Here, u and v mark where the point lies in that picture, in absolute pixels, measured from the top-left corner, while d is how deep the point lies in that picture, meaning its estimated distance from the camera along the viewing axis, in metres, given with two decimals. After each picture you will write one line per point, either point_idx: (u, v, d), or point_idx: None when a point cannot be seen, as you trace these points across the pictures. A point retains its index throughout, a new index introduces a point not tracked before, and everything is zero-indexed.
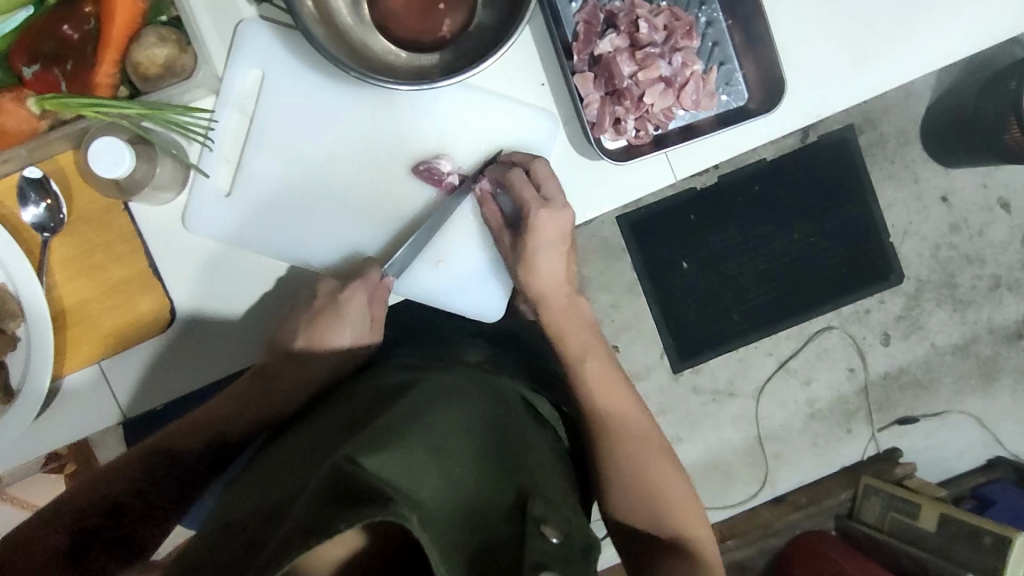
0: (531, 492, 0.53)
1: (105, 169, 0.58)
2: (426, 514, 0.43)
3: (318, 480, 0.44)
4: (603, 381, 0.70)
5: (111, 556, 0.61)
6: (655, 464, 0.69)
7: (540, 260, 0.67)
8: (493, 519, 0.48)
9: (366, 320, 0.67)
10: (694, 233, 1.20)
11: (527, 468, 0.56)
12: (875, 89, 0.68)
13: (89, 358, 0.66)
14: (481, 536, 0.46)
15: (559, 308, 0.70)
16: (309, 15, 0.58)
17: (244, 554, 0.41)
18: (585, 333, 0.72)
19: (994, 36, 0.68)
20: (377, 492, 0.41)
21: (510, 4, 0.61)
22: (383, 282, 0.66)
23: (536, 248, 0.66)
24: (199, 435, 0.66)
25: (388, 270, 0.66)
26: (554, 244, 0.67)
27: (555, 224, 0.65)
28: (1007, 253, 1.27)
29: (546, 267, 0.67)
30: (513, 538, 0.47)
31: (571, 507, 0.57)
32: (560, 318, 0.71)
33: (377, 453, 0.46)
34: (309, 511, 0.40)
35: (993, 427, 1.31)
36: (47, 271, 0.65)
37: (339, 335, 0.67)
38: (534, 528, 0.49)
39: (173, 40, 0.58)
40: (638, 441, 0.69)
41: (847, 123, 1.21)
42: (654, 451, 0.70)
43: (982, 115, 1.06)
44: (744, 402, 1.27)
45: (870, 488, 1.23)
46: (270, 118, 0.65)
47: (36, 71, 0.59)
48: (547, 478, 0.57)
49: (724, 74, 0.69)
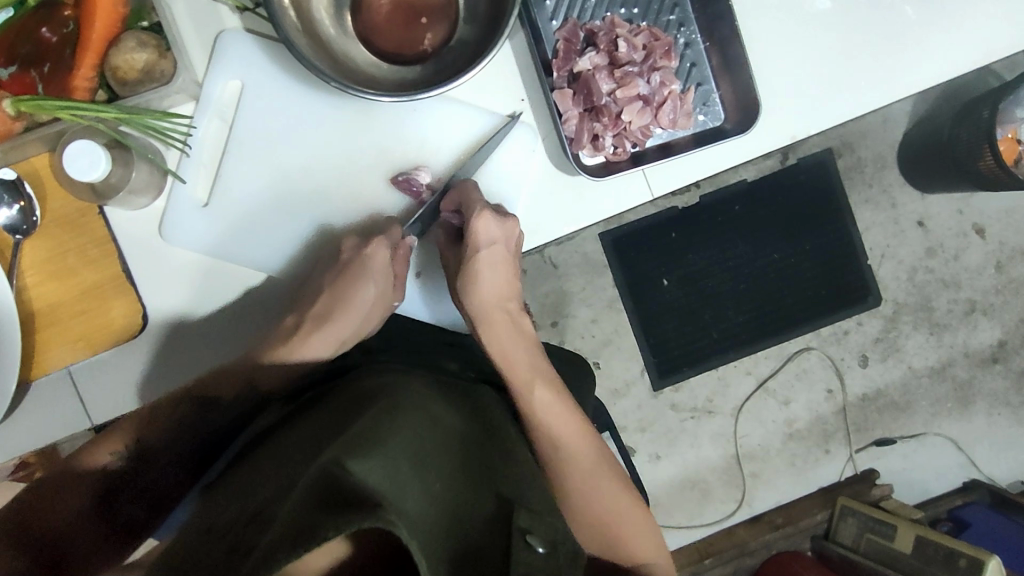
0: (516, 500, 0.52)
1: (80, 172, 0.57)
2: (413, 526, 0.42)
3: (305, 485, 0.44)
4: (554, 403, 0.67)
5: (137, 508, 0.62)
6: (604, 497, 0.66)
7: (480, 276, 0.67)
8: (478, 528, 0.48)
9: (389, 280, 0.67)
10: (674, 251, 1.21)
11: (511, 476, 0.56)
12: (847, 112, 0.70)
13: (60, 362, 0.65)
14: (465, 546, 0.45)
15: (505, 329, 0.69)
16: (291, 25, 0.59)
17: (230, 559, 0.41)
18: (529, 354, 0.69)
19: (962, 66, 0.69)
20: (365, 500, 0.41)
21: (491, 19, 0.62)
22: (405, 240, 0.66)
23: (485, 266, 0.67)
24: (230, 385, 0.66)
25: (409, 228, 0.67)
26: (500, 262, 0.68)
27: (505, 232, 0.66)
28: (982, 278, 1.29)
29: (484, 279, 0.67)
30: (498, 549, 0.47)
31: (556, 513, 0.56)
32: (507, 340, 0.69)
33: (363, 461, 0.46)
34: (297, 517, 0.40)
35: (969, 450, 1.32)
36: (18, 274, 0.64)
37: (359, 300, 0.67)
38: (521, 538, 0.48)
39: (153, 45, 0.58)
40: (586, 473, 0.66)
41: (825, 146, 1.23)
42: (606, 482, 0.67)
43: (958, 141, 1.08)
44: (724, 420, 1.28)
45: (847, 509, 1.23)
46: (249, 127, 0.65)
47: (13, 72, 0.59)
48: (531, 486, 0.56)
49: (701, 95, 0.70)
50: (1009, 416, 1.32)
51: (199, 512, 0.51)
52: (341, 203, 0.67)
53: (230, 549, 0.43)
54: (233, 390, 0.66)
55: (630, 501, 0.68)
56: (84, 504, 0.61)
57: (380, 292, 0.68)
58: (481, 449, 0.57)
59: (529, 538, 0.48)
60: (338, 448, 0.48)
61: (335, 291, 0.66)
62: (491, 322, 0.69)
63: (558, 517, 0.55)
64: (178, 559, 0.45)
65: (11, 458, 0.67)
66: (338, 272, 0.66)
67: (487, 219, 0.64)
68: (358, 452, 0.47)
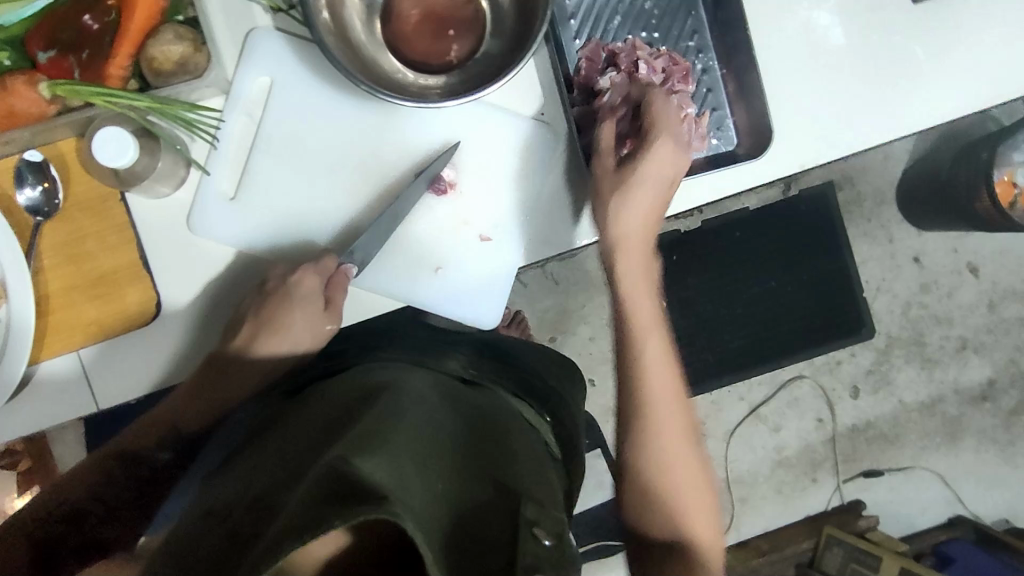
0: (519, 493, 0.53)
1: (108, 159, 0.58)
2: (418, 518, 0.42)
3: (309, 478, 0.44)
4: (659, 365, 0.68)
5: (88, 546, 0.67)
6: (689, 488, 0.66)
7: (633, 198, 0.65)
8: (481, 518, 0.48)
9: (320, 302, 0.66)
10: (675, 273, 1.23)
11: (514, 472, 0.55)
12: (855, 145, 0.72)
13: (73, 343, 0.66)
14: (468, 536, 0.45)
15: (632, 256, 0.68)
16: (324, 27, 0.60)
17: (233, 546, 0.42)
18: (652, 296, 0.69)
19: (968, 106, 0.72)
20: (369, 491, 0.41)
21: (518, 35, 0.64)
22: (341, 269, 0.66)
23: (649, 180, 0.64)
24: (153, 434, 0.69)
25: (347, 259, 0.66)
26: (660, 186, 0.65)
27: (675, 163, 0.64)
28: (974, 316, 1.32)
29: (636, 205, 0.65)
30: (502, 540, 0.47)
31: (560, 506, 0.56)
32: (630, 264, 0.68)
33: (368, 455, 0.46)
34: (303, 509, 0.40)
35: (956, 486, 1.33)
36: (36, 254, 0.65)
37: (296, 333, 0.68)
38: (526, 529, 0.47)
39: (189, 39, 0.59)
40: (674, 441, 0.67)
41: (827, 179, 1.25)
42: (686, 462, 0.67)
43: (954, 181, 1.11)
44: (714, 443, 1.29)
45: (832, 539, 1.25)
46: (279, 126, 0.66)
47: (51, 56, 0.60)
48: (535, 482, 0.56)
49: (716, 119, 0.73)
50: (996, 455, 1.34)
51: (200, 498, 0.52)
52: (360, 204, 0.68)
53: (231, 535, 0.43)
54: (154, 439, 0.69)
55: (704, 485, 0.68)
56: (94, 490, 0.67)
57: (313, 316, 0.67)
58: (483, 446, 0.57)
59: (534, 530, 0.48)
60: (344, 444, 0.48)
61: (262, 315, 0.66)
62: (622, 253, 0.67)
63: (562, 510, 0.55)
64: (180, 543, 0.46)
65: (12, 438, 0.67)
66: (263, 297, 0.66)
67: (663, 142, 0.63)
68: (361, 447, 0.48)
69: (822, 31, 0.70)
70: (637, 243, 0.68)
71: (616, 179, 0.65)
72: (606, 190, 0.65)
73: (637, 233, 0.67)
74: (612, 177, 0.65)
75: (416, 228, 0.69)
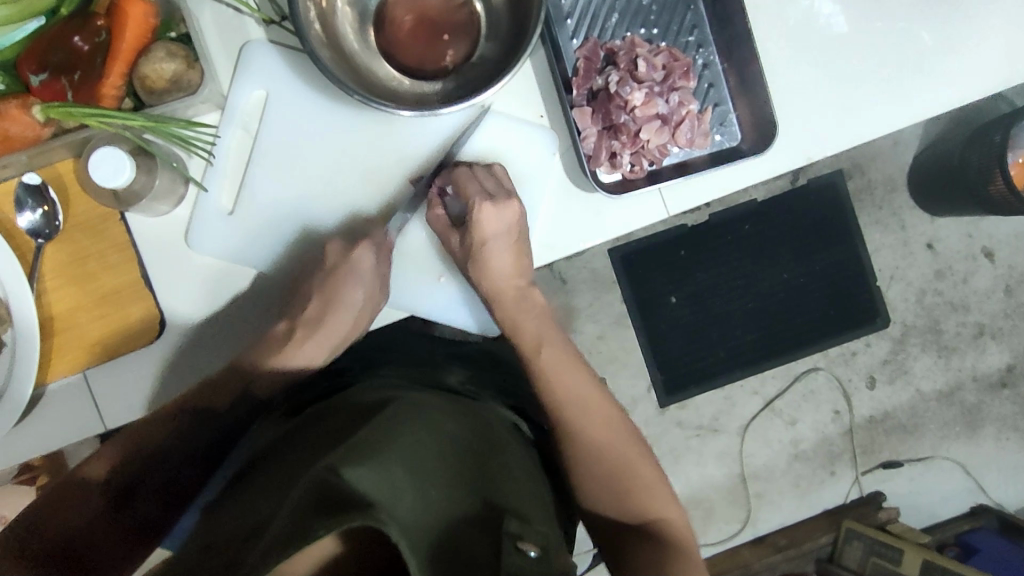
0: (509, 509, 0.51)
1: (104, 179, 0.58)
2: (403, 528, 0.42)
3: (297, 494, 0.44)
4: (566, 371, 0.67)
5: (150, 510, 0.61)
6: (634, 457, 0.66)
7: (492, 257, 0.65)
8: (470, 532, 0.47)
9: (377, 284, 0.66)
10: (684, 268, 1.21)
11: (506, 486, 0.54)
12: (862, 137, 0.70)
13: (79, 363, 0.66)
14: (454, 548, 0.44)
15: (509, 299, 0.67)
16: (315, 38, 0.60)
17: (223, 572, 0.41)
18: (538, 319, 0.69)
19: (977, 91, 0.70)
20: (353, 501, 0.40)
21: (512, 37, 0.63)
22: (387, 239, 0.66)
23: (489, 242, 0.64)
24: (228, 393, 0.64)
25: (392, 226, 0.67)
26: (502, 236, 0.65)
27: (504, 218, 0.64)
28: (991, 302, 1.29)
29: (497, 261, 0.65)
30: (489, 555, 0.45)
31: (553, 526, 0.55)
32: (509, 307, 0.67)
33: (356, 468, 0.46)
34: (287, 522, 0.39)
35: (976, 475, 1.31)
36: (38, 277, 0.65)
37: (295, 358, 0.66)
38: (512, 542, 0.46)
39: (181, 55, 0.59)
40: (596, 424, 0.66)
41: (835, 167, 1.23)
42: (650, 476, 0.67)
43: (967, 165, 1.09)
44: (729, 439, 1.27)
45: (852, 532, 1.22)
46: (274, 138, 0.66)
47: (43, 79, 0.59)
48: (527, 498, 0.55)
49: (718, 114, 0.71)
50: (1017, 442, 1.32)
51: (198, 529, 0.51)
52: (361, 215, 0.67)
53: (225, 563, 0.42)
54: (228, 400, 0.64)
55: (643, 453, 0.67)
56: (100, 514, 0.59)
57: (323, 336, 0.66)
58: (481, 456, 0.56)
59: (520, 542, 0.46)
60: (335, 458, 0.48)
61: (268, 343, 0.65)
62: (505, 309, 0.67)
63: (553, 529, 0.54)
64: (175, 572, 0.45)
65: (24, 460, 0.67)
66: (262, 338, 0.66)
67: (484, 211, 0.63)
68: (352, 458, 0.47)
69: (824, 20, 0.69)
70: (511, 288, 0.67)
71: (464, 248, 0.65)
72: (462, 261, 0.66)
73: (510, 283, 0.66)
74: (462, 252, 0.66)
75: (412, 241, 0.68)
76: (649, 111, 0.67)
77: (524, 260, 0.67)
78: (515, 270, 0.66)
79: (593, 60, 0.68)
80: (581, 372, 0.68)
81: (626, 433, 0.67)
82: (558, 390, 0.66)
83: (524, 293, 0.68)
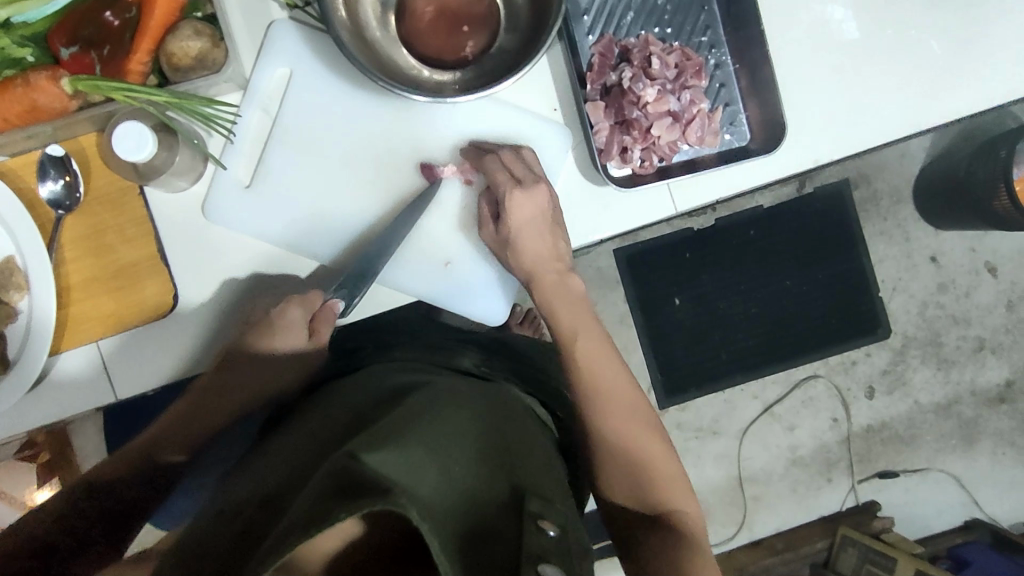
0: (529, 485, 0.52)
1: (128, 153, 0.59)
2: (427, 509, 0.42)
3: (320, 474, 0.44)
4: (600, 364, 0.68)
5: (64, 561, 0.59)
6: (658, 453, 0.68)
7: (527, 241, 0.66)
8: (490, 512, 0.48)
9: (304, 333, 0.66)
10: (688, 271, 1.22)
11: (526, 467, 0.55)
12: (869, 143, 0.71)
13: (93, 334, 0.67)
14: (475, 529, 0.45)
15: (548, 284, 0.68)
16: (340, 24, 0.61)
17: (243, 544, 0.42)
18: (574, 308, 0.69)
19: (983, 101, 0.71)
20: (376, 484, 0.41)
21: (530, 30, 0.64)
22: (324, 305, 0.66)
23: (523, 227, 0.66)
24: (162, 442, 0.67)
25: (331, 295, 0.66)
26: (536, 222, 0.66)
27: (536, 203, 0.65)
28: (992, 317, 1.30)
29: (531, 246, 0.66)
30: (510, 533, 0.46)
31: (568, 504, 0.56)
32: (548, 293, 0.68)
33: (378, 451, 0.46)
34: (311, 503, 0.40)
35: (972, 488, 1.32)
36: (57, 247, 0.66)
37: (286, 344, 0.67)
38: (533, 522, 0.47)
39: (207, 34, 0.60)
40: (624, 418, 0.67)
41: (843, 177, 1.24)
42: (671, 474, 0.68)
43: (973, 179, 1.10)
44: (727, 442, 1.28)
45: (847, 539, 1.23)
46: (293, 119, 0.67)
47: (73, 52, 0.61)
48: (545, 479, 0.56)
49: (728, 114, 0.72)
50: (1013, 457, 1.32)
51: (214, 500, 0.52)
52: (375, 199, 0.68)
53: (241, 534, 0.44)
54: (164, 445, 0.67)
55: (665, 448, 0.69)
56: (103, 497, 0.63)
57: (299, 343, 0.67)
58: (500, 438, 0.57)
59: (540, 523, 0.47)
60: (356, 442, 0.48)
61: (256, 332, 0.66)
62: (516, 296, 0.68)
63: (569, 506, 0.55)
64: (192, 544, 0.46)
65: (33, 429, 0.68)
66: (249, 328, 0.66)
67: (518, 197, 0.65)
68: (374, 443, 0.48)
69: (836, 26, 0.70)
70: (549, 270, 0.68)
71: (499, 236, 0.67)
72: (496, 249, 0.68)
73: (544, 265, 0.68)
74: (497, 239, 0.67)
75: (428, 231, 0.69)
76: (666, 100, 0.68)
77: (562, 244, 0.68)
78: (552, 254, 0.68)
79: (608, 57, 0.70)
80: (615, 365, 0.69)
81: (652, 428, 0.69)
82: (587, 382, 0.67)
83: (563, 277, 0.69)
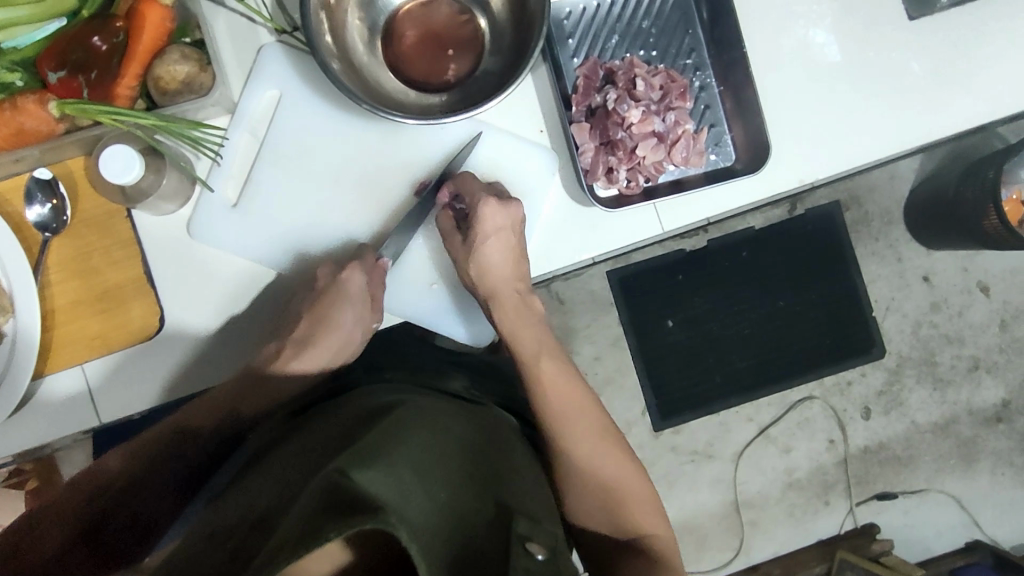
0: (516, 508, 0.52)
1: (114, 175, 0.59)
2: (416, 528, 0.42)
3: (309, 492, 0.44)
4: (561, 391, 0.66)
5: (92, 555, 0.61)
6: (625, 475, 0.66)
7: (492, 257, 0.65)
8: (477, 532, 0.47)
9: (366, 300, 0.67)
10: (681, 292, 1.22)
11: (513, 489, 0.55)
12: (854, 162, 0.72)
13: (78, 357, 0.67)
14: (463, 550, 0.45)
15: (509, 306, 0.67)
16: (326, 49, 0.62)
17: (233, 564, 0.42)
18: (536, 332, 0.68)
19: (966, 119, 0.72)
20: (366, 503, 0.41)
21: (514, 53, 0.65)
22: (379, 263, 0.67)
23: (488, 241, 0.65)
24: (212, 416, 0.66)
25: (384, 253, 0.67)
26: (502, 236, 0.65)
27: (506, 216, 0.65)
28: (986, 336, 1.30)
29: (495, 262, 0.66)
30: (497, 555, 0.46)
31: (556, 523, 0.56)
32: (511, 318, 0.67)
33: (367, 469, 0.46)
34: (301, 520, 0.40)
35: (972, 510, 1.30)
36: (43, 270, 0.66)
37: (343, 315, 0.67)
38: (520, 545, 0.47)
39: (195, 58, 0.61)
40: (591, 445, 0.66)
41: (833, 199, 1.25)
42: (642, 496, 0.67)
43: (962, 199, 1.11)
44: (723, 465, 1.27)
45: (846, 564, 1.22)
46: (281, 141, 0.68)
47: (61, 77, 0.61)
48: (532, 501, 0.56)
49: (714, 135, 0.73)
50: (1013, 477, 1.31)
51: (203, 520, 0.52)
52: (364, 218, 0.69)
53: (232, 553, 0.43)
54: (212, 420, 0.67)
55: (635, 469, 0.68)
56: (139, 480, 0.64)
57: (360, 311, 0.68)
58: (487, 459, 0.56)
59: (527, 547, 0.47)
60: (345, 458, 0.48)
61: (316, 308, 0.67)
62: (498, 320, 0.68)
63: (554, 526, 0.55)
64: (182, 561, 0.46)
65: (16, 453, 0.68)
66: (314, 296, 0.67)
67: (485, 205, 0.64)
68: (363, 461, 0.47)
69: (818, 49, 0.71)
70: (509, 289, 0.67)
71: (465, 247, 0.66)
72: (461, 259, 0.66)
73: (508, 284, 0.66)
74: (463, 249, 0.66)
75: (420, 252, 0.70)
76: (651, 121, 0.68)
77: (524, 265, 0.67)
78: (516, 274, 0.67)
79: (593, 78, 0.70)
80: (578, 390, 0.67)
81: (621, 450, 0.67)
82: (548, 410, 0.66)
83: (524, 299, 0.68)
